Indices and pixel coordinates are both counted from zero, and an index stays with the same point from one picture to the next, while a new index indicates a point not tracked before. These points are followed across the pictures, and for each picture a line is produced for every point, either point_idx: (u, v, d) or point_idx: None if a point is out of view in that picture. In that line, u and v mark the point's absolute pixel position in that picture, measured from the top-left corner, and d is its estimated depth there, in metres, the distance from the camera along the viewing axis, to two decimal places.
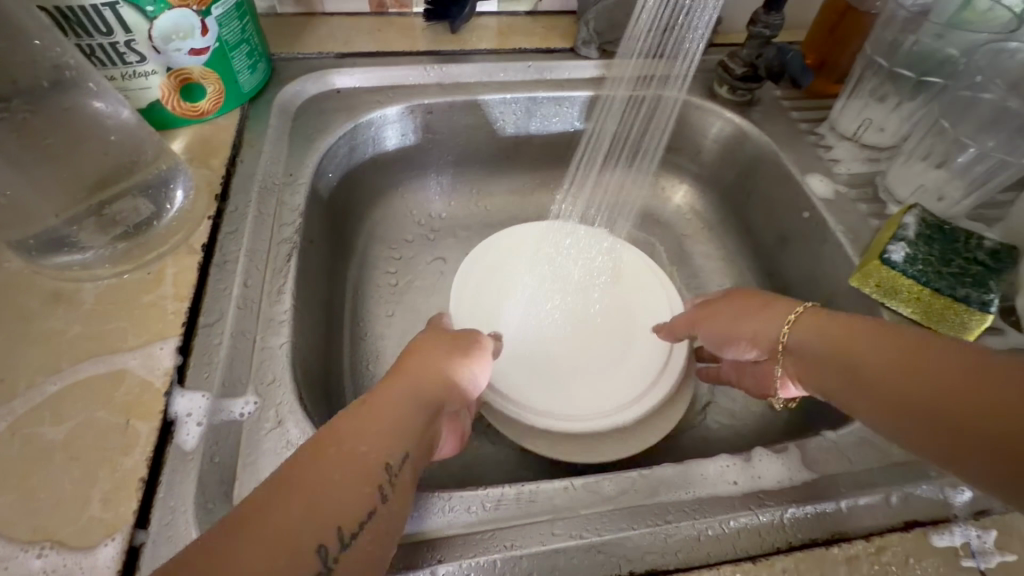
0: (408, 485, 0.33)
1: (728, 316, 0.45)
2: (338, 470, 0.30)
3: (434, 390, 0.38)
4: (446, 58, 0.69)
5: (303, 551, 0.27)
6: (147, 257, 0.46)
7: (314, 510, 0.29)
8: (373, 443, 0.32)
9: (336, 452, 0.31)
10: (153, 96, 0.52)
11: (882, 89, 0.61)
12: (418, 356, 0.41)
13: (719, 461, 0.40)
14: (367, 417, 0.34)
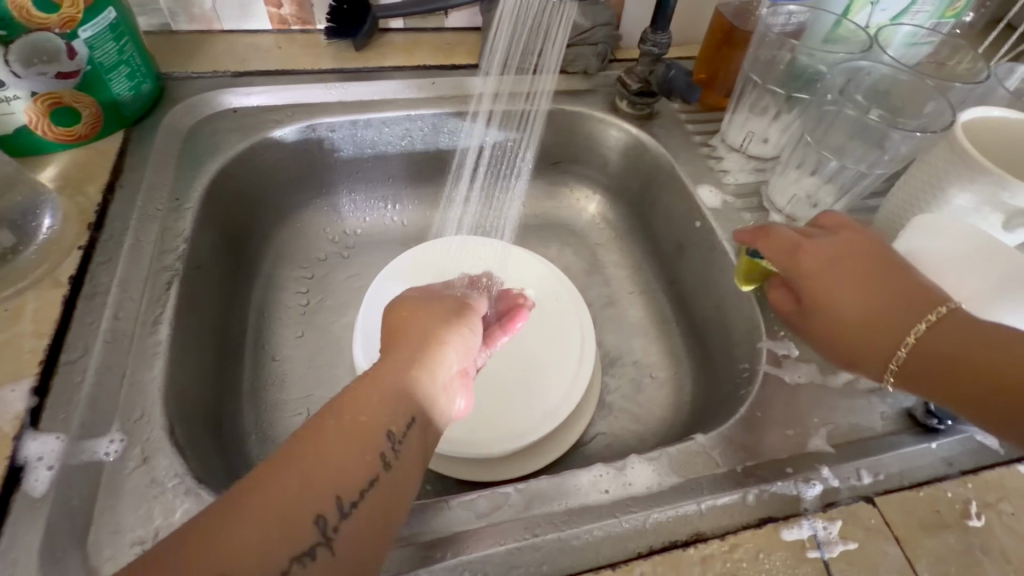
0: (414, 450, 0.36)
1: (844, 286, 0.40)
2: (340, 442, 0.33)
3: (434, 360, 0.40)
4: (349, 75, 0.69)
5: (301, 524, 0.31)
6: (5, 293, 0.44)
7: (312, 483, 0.32)
8: (375, 414, 0.35)
9: (342, 424, 0.34)
10: (19, 121, 0.50)
11: (761, 103, 0.64)
12: (429, 326, 0.42)
13: (594, 470, 0.41)
14: (369, 391, 0.36)
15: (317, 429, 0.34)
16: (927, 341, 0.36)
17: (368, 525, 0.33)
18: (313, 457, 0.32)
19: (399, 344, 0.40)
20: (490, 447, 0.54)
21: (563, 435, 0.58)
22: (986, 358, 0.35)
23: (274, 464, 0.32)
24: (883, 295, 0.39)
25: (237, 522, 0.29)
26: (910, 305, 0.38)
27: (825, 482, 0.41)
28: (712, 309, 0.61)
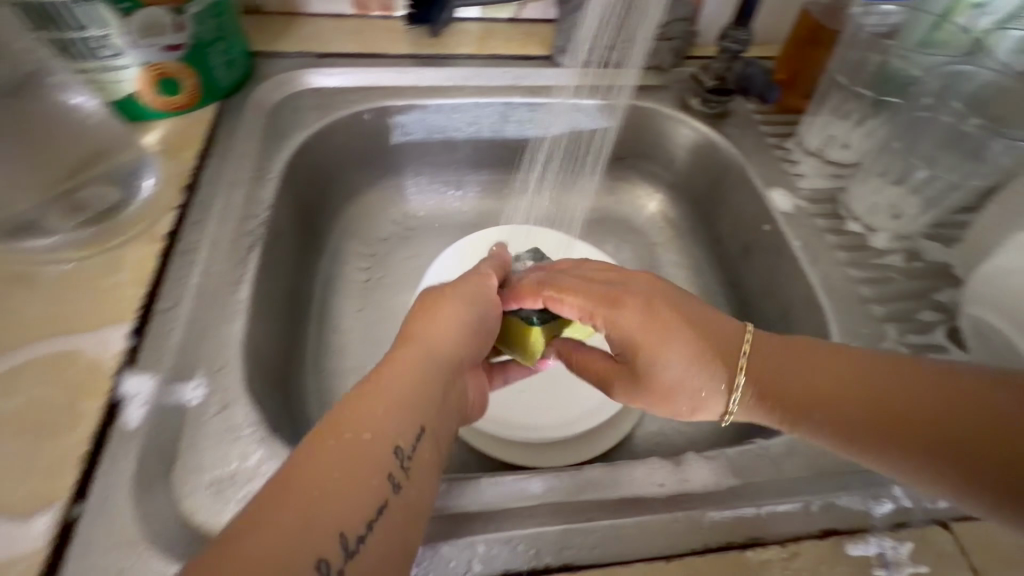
0: (424, 468, 0.34)
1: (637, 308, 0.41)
2: (344, 467, 0.30)
3: (441, 365, 0.39)
4: (424, 61, 0.71)
5: (303, 566, 0.26)
6: (110, 244, 0.47)
7: (317, 515, 0.28)
8: (380, 431, 0.32)
9: (343, 447, 0.31)
10: (128, 89, 0.54)
11: (844, 107, 0.62)
12: (435, 326, 0.41)
13: (649, 464, 0.41)
14: (371, 402, 0.34)
15: (315, 453, 0.30)
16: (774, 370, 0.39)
17: (379, 559, 0.29)
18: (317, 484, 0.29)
19: (401, 348, 0.39)
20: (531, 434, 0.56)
21: (613, 431, 0.58)
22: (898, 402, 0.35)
23: (272, 497, 0.28)
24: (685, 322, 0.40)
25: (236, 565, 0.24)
26: (729, 350, 0.40)
27: (896, 501, 0.39)
28: (775, 315, 0.60)
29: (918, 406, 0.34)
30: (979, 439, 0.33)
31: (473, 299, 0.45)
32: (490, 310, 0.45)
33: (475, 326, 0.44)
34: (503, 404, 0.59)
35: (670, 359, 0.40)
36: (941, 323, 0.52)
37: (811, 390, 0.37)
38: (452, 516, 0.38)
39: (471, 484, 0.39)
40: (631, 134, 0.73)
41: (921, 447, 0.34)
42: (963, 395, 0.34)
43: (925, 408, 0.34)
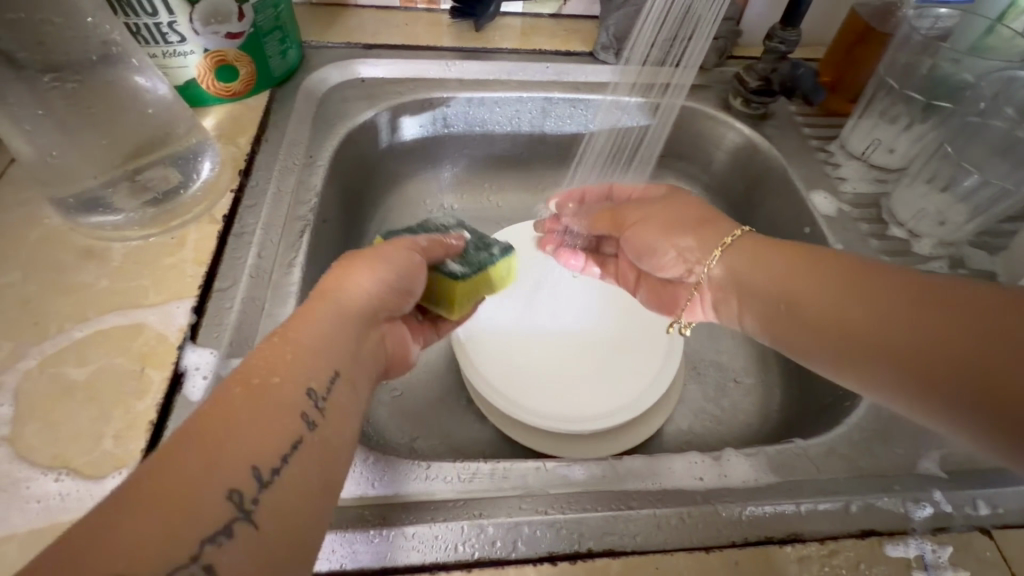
0: (338, 408, 0.32)
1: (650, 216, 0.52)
2: (251, 413, 0.29)
3: (360, 312, 0.38)
4: (467, 54, 0.72)
5: (208, 503, 0.25)
6: (172, 223, 0.50)
7: (226, 452, 0.27)
8: (289, 375, 0.31)
9: (252, 392, 0.29)
10: (189, 74, 0.56)
11: (892, 111, 0.61)
12: (349, 278, 0.39)
13: (689, 458, 0.42)
14: (280, 352, 0.32)
15: (220, 398, 0.28)
16: (754, 268, 0.44)
17: (298, 494, 0.29)
18: (226, 428, 0.27)
19: (315, 299, 0.37)
20: (569, 424, 0.56)
21: (645, 427, 0.58)
22: (854, 309, 0.36)
23: (172, 444, 0.26)
24: (686, 225, 0.49)
25: (142, 506, 0.24)
26: (709, 245, 0.47)
27: (937, 506, 0.40)
28: None
29: (882, 311, 0.35)
30: (956, 370, 0.30)
31: (390, 255, 0.43)
32: (403, 267, 0.42)
33: (397, 275, 0.42)
34: (540, 395, 0.59)
35: (646, 231, 0.52)
36: None
37: (781, 292, 0.41)
38: (495, 497, 0.39)
39: (515, 467, 0.41)
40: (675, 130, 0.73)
41: (872, 355, 0.35)
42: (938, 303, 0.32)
43: (883, 315, 0.34)
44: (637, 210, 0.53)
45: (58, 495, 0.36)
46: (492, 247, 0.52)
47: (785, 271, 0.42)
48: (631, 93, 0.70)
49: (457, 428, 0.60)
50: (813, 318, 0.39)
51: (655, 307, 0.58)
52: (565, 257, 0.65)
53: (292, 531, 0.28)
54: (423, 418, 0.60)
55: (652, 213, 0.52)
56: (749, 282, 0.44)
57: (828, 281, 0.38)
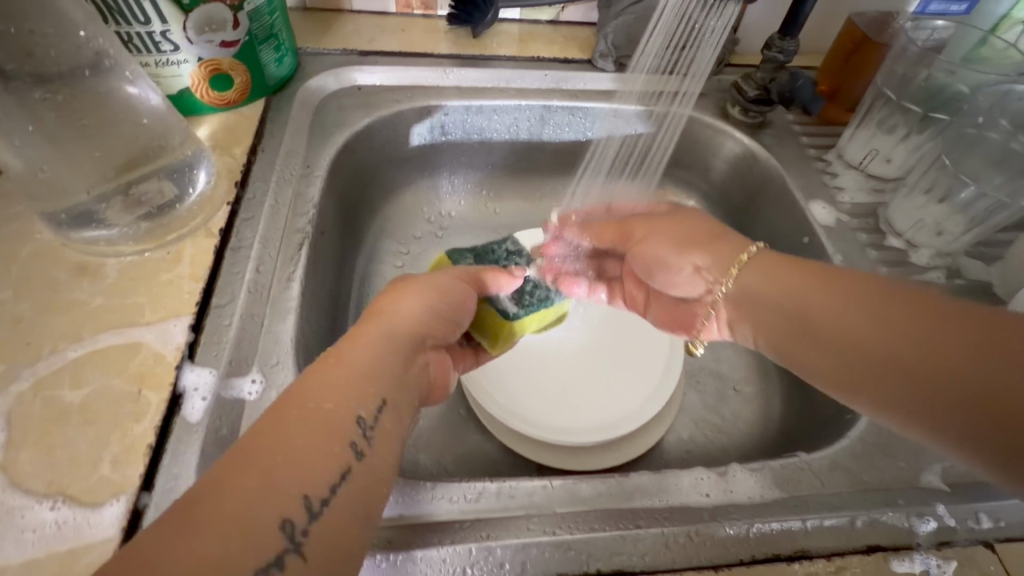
0: (387, 436, 0.33)
1: (664, 232, 0.48)
2: (306, 439, 0.30)
3: (409, 337, 0.39)
4: (465, 62, 0.71)
5: (262, 532, 0.26)
6: (168, 238, 0.49)
7: (278, 479, 0.28)
8: (343, 401, 0.32)
9: (305, 418, 0.30)
10: (183, 83, 0.55)
11: (890, 121, 0.61)
12: (400, 304, 0.41)
13: (695, 474, 0.42)
14: (331, 379, 0.33)
15: (273, 424, 0.29)
16: (759, 281, 0.42)
17: (343, 523, 0.29)
18: (275, 455, 0.28)
19: (363, 325, 0.39)
20: (578, 436, 0.56)
21: (645, 439, 0.58)
22: (865, 327, 0.34)
23: (233, 468, 0.27)
24: (694, 241, 0.46)
25: (199, 528, 0.24)
26: (725, 258, 0.44)
27: (940, 520, 0.40)
28: None
29: (893, 330, 0.33)
30: (971, 397, 0.29)
31: (439, 279, 0.46)
32: (446, 295, 0.45)
33: (446, 300, 0.44)
34: (546, 407, 0.58)
35: (657, 244, 0.48)
36: None
37: (789, 306, 0.39)
38: (502, 517, 0.39)
39: (521, 485, 0.40)
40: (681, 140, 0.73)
41: (880, 377, 0.33)
42: (952, 327, 0.31)
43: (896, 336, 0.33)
44: (642, 225, 0.50)
45: (54, 524, 0.35)
46: (549, 290, 0.56)
47: (797, 286, 0.39)
48: (630, 101, 0.70)
49: (458, 440, 0.60)
50: (821, 335, 0.37)
51: (665, 327, 0.54)
52: (567, 286, 0.57)
53: (334, 561, 0.29)
54: (423, 431, 0.60)
55: (658, 227, 0.48)
56: (755, 294, 0.42)
57: (836, 297, 0.36)
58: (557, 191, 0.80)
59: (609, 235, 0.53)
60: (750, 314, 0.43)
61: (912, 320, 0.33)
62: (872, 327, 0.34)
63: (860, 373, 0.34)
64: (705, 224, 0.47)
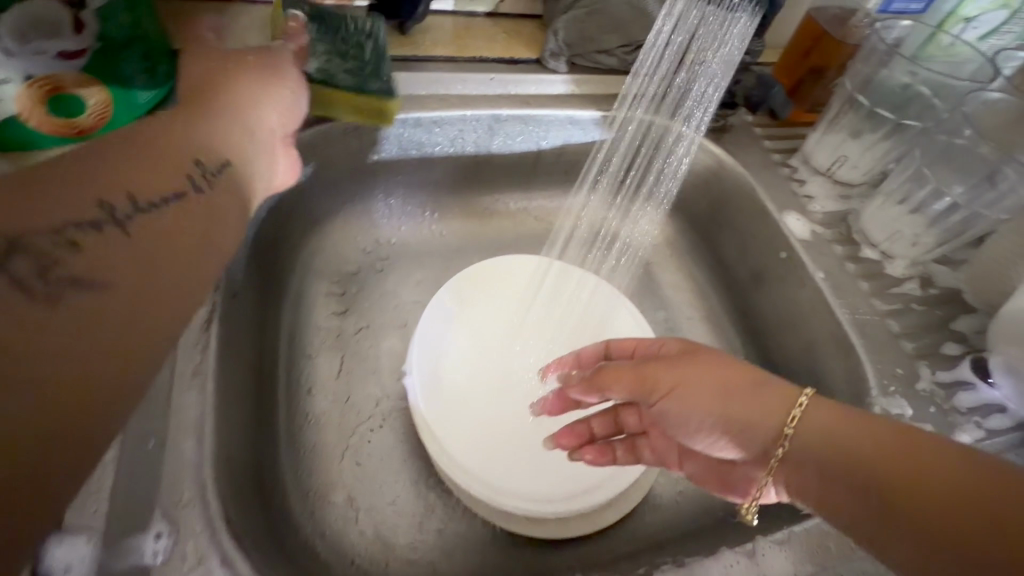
0: (229, 188, 0.35)
1: (695, 387, 0.37)
2: (132, 150, 0.32)
3: (247, 112, 0.40)
4: (395, 64, 0.60)
5: (83, 206, 0.28)
6: None
7: (108, 173, 0.30)
8: (178, 145, 0.34)
9: (145, 145, 0.33)
10: (8, 109, 0.40)
11: (857, 127, 0.59)
12: (238, 81, 0.41)
13: (724, 561, 0.37)
14: (173, 133, 0.35)
15: (118, 145, 0.32)
16: (815, 439, 0.34)
17: (170, 236, 0.30)
18: (111, 161, 0.31)
19: (202, 94, 0.39)
20: (587, 498, 0.49)
21: (638, 492, 0.52)
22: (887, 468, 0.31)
23: (68, 165, 0.30)
24: (729, 390, 0.36)
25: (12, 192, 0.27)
26: (772, 411, 0.35)
27: None
28: (799, 350, 0.56)
29: (920, 481, 0.30)
30: None
31: (273, 60, 0.44)
32: (292, 89, 0.44)
33: (285, 82, 0.44)
34: (552, 478, 0.51)
35: (692, 398, 0.37)
36: (967, 356, 0.51)
37: (857, 478, 0.32)
38: None
39: None
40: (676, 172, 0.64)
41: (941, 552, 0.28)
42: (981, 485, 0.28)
43: (926, 489, 0.29)
44: (666, 373, 0.38)
45: None
46: (374, 79, 0.53)
47: (863, 454, 0.32)
48: (588, 108, 0.63)
49: (429, 521, 0.51)
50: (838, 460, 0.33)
51: (709, 487, 0.44)
52: (591, 456, 0.49)
53: (157, 262, 0.29)
54: (385, 518, 0.51)
55: (692, 381, 0.37)
56: (796, 447, 0.35)
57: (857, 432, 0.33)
58: (511, 206, 0.71)
59: (623, 381, 0.40)
60: (787, 470, 0.35)
61: (944, 472, 0.30)
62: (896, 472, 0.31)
63: (870, 510, 0.31)
64: (730, 363, 0.38)
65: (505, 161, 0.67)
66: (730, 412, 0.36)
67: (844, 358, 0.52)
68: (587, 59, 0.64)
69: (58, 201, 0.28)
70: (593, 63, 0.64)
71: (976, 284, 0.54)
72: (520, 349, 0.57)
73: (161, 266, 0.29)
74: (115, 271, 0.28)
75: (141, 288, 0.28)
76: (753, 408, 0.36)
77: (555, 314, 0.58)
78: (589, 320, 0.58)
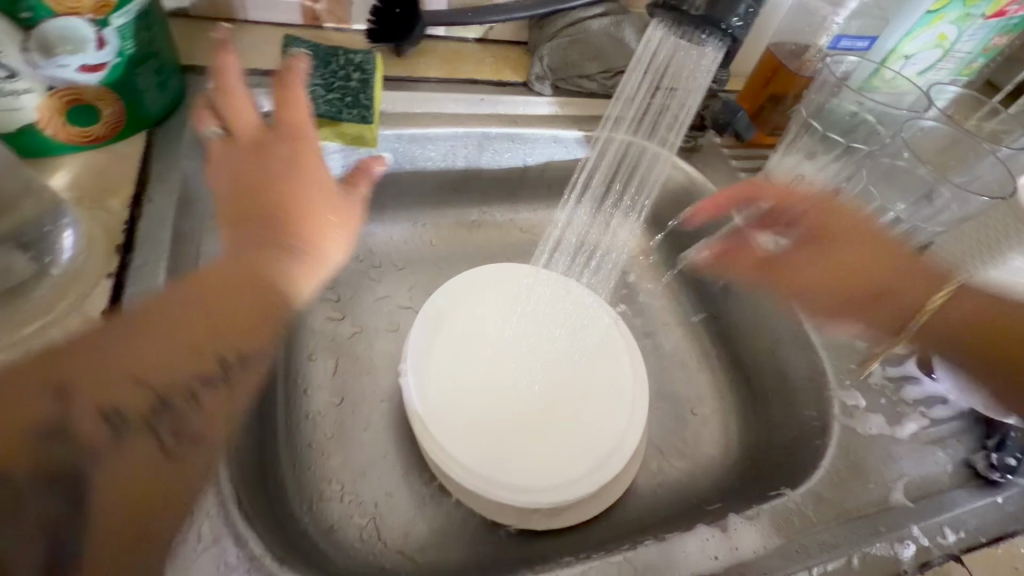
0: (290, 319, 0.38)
1: (836, 250, 0.54)
2: (225, 290, 0.35)
3: (310, 211, 0.41)
4: (392, 84, 0.65)
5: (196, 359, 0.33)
6: (25, 333, 0.37)
7: (209, 331, 0.34)
8: (264, 267, 0.37)
9: (234, 285, 0.36)
10: (27, 119, 0.42)
11: (813, 149, 0.65)
12: (304, 177, 0.43)
13: (701, 534, 0.40)
14: (260, 256, 0.37)
15: (218, 281, 0.35)
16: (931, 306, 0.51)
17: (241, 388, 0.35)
18: (209, 316, 0.34)
19: (274, 187, 0.41)
20: (574, 489, 0.52)
21: (619, 485, 0.55)
22: (897, 282, 0.51)
23: (180, 308, 0.34)
24: (869, 243, 0.53)
25: (130, 332, 0.32)
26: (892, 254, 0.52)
27: (917, 541, 0.43)
28: (763, 350, 0.61)
29: (995, 304, 0.50)
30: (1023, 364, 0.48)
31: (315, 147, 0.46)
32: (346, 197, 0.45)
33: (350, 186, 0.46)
34: (540, 469, 0.53)
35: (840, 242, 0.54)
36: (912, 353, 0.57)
37: (954, 325, 0.50)
38: None
39: None
40: (647, 182, 0.67)
41: None
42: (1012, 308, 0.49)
43: (958, 309, 0.50)
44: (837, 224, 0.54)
45: None
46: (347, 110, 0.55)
47: (965, 308, 0.50)
48: (571, 129, 0.68)
49: (424, 516, 0.53)
50: (880, 245, 0.53)
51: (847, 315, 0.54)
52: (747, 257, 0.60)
53: (222, 421, 0.35)
54: (380, 513, 0.53)
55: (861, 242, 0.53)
56: (934, 316, 0.51)
57: (901, 254, 0.52)
58: (499, 218, 0.75)
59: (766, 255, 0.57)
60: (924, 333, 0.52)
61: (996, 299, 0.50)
62: (906, 305, 0.51)
63: (956, 327, 0.50)
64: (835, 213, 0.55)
65: (494, 176, 0.71)
66: (836, 259, 0.53)
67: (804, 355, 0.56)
68: (571, 82, 0.69)
69: (176, 359, 0.33)
70: (575, 87, 0.70)
71: None
72: (520, 354, 0.59)
73: (220, 429, 0.35)
74: (208, 423, 0.34)
75: (198, 456, 0.34)
76: (861, 252, 0.53)
77: (551, 321, 0.62)
78: (581, 333, 0.62)
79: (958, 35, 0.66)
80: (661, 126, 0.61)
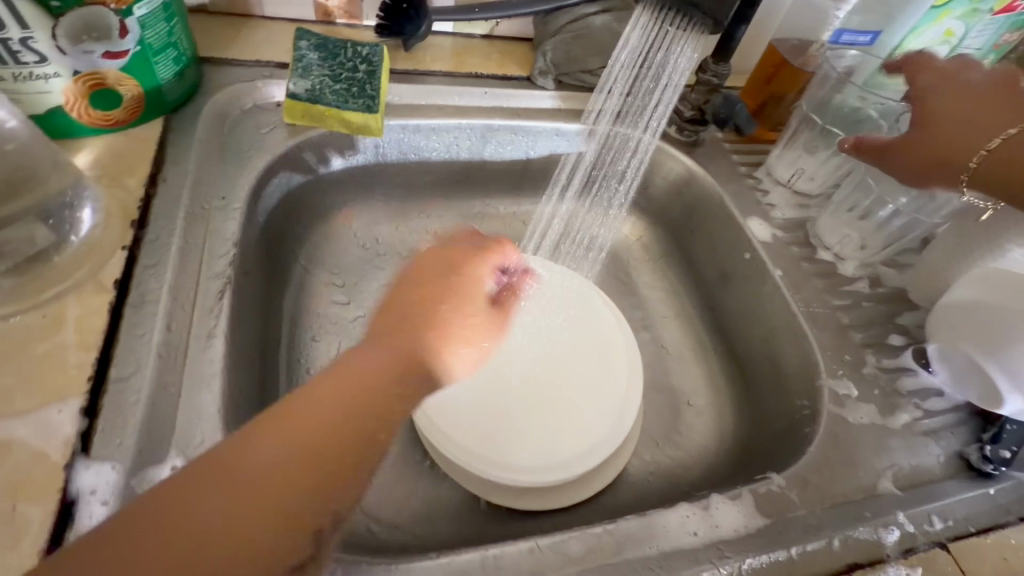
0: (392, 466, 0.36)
1: (950, 122, 0.47)
2: (333, 440, 0.33)
3: (453, 346, 0.38)
4: (399, 77, 0.67)
5: (305, 529, 0.31)
6: (42, 297, 0.40)
7: (317, 497, 0.31)
8: (382, 409, 0.35)
9: (344, 429, 0.33)
10: (54, 101, 0.45)
11: (814, 143, 0.66)
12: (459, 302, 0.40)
13: (682, 511, 0.41)
14: (375, 390, 0.35)
15: (324, 421, 0.33)
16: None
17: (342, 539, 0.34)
18: (317, 474, 0.32)
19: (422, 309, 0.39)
20: (562, 471, 0.53)
21: (609, 472, 0.56)
22: (953, 134, 0.47)
23: (287, 466, 0.31)
24: (980, 110, 0.47)
25: (240, 509, 0.29)
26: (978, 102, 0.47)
27: (902, 527, 0.43)
28: (758, 341, 0.62)
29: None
30: None
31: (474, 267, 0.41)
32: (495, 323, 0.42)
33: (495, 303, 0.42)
34: (532, 451, 0.54)
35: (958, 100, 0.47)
36: (909, 346, 0.56)
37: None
38: None
39: (510, 545, 0.38)
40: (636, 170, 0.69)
41: None
42: None
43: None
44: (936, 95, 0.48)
45: None
46: (355, 98, 0.58)
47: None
48: (574, 121, 0.69)
49: (418, 493, 0.55)
50: (996, 103, 0.47)
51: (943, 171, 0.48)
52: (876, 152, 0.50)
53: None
54: (375, 488, 0.54)
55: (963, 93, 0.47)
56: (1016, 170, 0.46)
57: (988, 99, 0.47)
58: (502, 210, 0.77)
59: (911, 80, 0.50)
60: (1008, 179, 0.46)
61: None
62: (961, 145, 0.47)
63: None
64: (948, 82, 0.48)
65: (498, 170, 0.73)
66: (949, 107, 0.48)
67: (799, 346, 0.56)
68: (574, 77, 0.70)
69: (283, 534, 0.30)
70: (578, 81, 0.71)
71: (919, 284, 0.59)
72: (520, 340, 0.60)
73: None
74: None
75: None
76: (969, 109, 0.47)
77: (551, 308, 0.63)
78: (578, 320, 0.63)
79: (965, 31, 0.64)
80: (645, 109, 0.63)
